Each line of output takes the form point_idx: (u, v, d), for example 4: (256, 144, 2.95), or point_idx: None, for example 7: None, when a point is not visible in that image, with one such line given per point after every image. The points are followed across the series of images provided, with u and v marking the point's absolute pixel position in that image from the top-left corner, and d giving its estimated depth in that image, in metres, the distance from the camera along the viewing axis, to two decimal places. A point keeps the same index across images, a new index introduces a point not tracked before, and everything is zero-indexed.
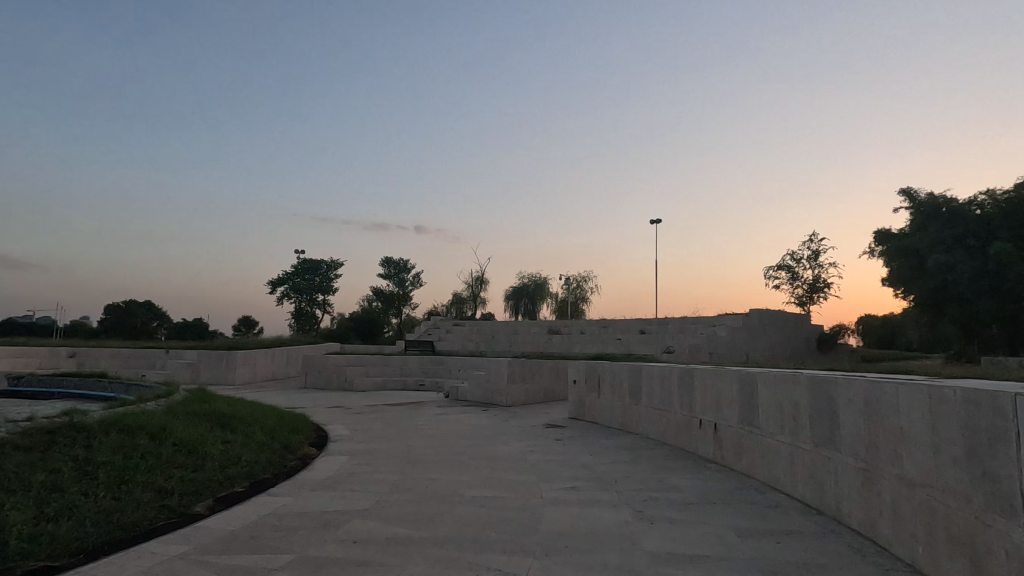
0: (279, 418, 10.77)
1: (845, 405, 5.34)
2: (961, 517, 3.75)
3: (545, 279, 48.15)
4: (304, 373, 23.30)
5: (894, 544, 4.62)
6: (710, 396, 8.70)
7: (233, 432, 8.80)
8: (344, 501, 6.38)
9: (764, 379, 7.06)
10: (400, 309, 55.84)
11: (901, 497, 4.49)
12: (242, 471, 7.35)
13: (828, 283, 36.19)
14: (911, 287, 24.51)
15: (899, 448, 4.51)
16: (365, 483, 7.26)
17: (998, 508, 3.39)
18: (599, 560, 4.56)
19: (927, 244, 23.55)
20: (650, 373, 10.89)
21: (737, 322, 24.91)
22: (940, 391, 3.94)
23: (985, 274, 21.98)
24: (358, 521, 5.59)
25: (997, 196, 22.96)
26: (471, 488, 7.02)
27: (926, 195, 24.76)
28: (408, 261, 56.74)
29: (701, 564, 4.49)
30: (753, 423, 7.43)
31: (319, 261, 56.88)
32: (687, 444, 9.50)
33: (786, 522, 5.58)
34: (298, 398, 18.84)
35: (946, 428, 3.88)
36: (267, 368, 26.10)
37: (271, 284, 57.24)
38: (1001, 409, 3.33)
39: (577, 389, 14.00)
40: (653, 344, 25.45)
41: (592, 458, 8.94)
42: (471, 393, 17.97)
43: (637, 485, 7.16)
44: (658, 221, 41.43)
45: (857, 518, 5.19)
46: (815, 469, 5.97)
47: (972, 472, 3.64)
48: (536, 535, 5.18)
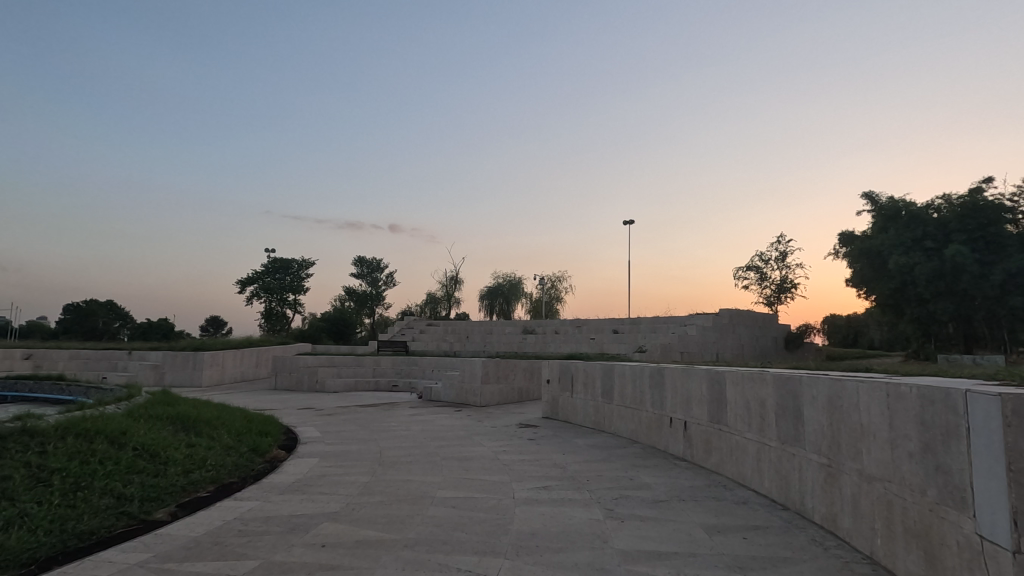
0: (247, 421, 10.52)
1: (809, 403, 5.47)
2: (917, 510, 3.88)
3: (519, 279, 48.33)
4: (274, 375, 22.88)
5: (854, 537, 4.75)
6: (680, 395, 8.83)
7: (198, 436, 8.56)
8: (313, 504, 6.27)
9: (732, 377, 7.19)
10: (373, 309, 55.34)
11: (861, 492, 4.63)
12: (206, 476, 7.16)
13: (795, 284, 37.14)
14: (873, 287, 25.30)
15: (859, 444, 4.65)
16: (335, 486, 7.14)
17: (951, 501, 3.52)
18: (570, 559, 4.57)
19: (887, 245, 24.36)
20: (622, 372, 11.01)
21: (707, 321, 25.39)
22: (897, 388, 4.06)
23: (942, 275, 22.83)
24: (327, 524, 5.50)
25: (953, 201, 23.89)
26: (443, 488, 6.99)
27: (887, 199, 25.65)
28: (381, 261, 56.30)
29: (670, 561, 4.55)
30: (722, 421, 7.56)
31: (291, 260, 55.84)
32: (658, 442, 9.62)
33: (752, 518, 5.70)
34: (267, 400, 18.48)
35: (902, 424, 4.02)
36: (236, 370, 25.54)
37: (240, 284, 55.96)
38: (953, 405, 3.46)
39: (550, 389, 14.06)
40: (626, 343, 25.75)
41: (564, 457, 8.99)
42: (444, 393, 17.90)
43: (608, 484, 7.22)
44: (630, 223, 42.00)
45: (820, 513, 5.33)
46: (780, 465, 6.11)
47: (927, 466, 3.77)
48: (507, 535, 5.18)
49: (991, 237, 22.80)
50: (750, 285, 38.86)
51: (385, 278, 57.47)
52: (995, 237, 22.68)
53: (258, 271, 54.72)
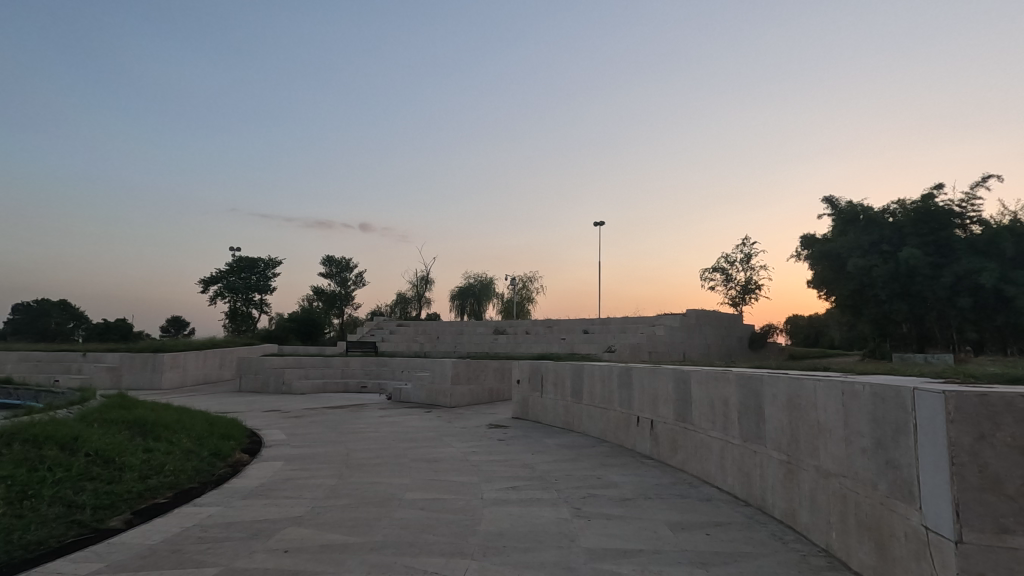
0: (209, 424, 10.22)
1: (770, 402, 5.62)
2: (869, 504, 4.04)
3: (490, 279, 48.32)
4: (239, 376, 22.30)
5: (811, 531, 4.92)
6: (647, 394, 8.96)
7: (157, 441, 8.28)
8: (276, 508, 6.14)
9: (698, 376, 7.33)
10: (342, 309, 54.53)
11: (818, 488, 4.79)
12: (165, 481, 6.92)
13: (759, 285, 38.15)
14: (833, 288, 26.20)
15: (817, 441, 4.80)
16: (301, 489, 7.02)
17: (900, 495, 3.67)
18: (537, 559, 4.59)
19: (846, 248, 25.22)
20: (591, 372, 11.12)
21: (675, 321, 25.83)
22: (851, 387, 4.22)
23: (897, 277, 23.76)
24: (291, 529, 5.40)
25: (907, 205, 24.92)
26: (411, 490, 6.94)
27: (846, 203, 26.58)
28: (350, 260, 55.56)
29: (634, 559, 4.62)
30: (688, 419, 7.71)
31: (256, 259, 54.44)
32: (626, 441, 9.74)
33: (715, 514, 5.83)
34: (230, 402, 18.05)
35: (856, 421, 4.17)
36: (198, 372, 24.78)
37: (204, 282, 54.39)
38: (903, 403, 3.61)
39: (520, 389, 14.10)
40: (596, 343, 26.02)
41: (534, 457, 9.02)
42: (414, 394, 17.79)
43: (577, 483, 7.29)
44: (601, 224, 42.50)
45: (780, 508, 5.48)
46: (743, 462, 6.26)
47: (878, 461, 3.92)
48: (475, 536, 5.18)
49: (942, 240, 23.85)
50: (716, 286, 39.73)
51: (354, 277, 56.71)
52: (946, 241, 23.70)
53: (221, 270, 53.21)
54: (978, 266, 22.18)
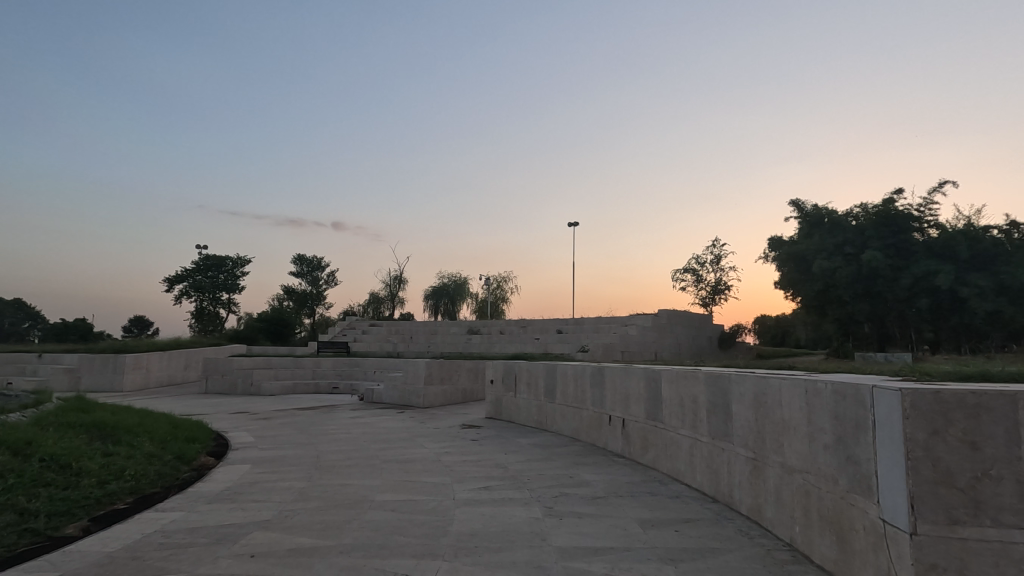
0: (172, 427, 9.92)
1: (738, 399, 5.74)
2: (830, 498, 4.16)
3: (465, 279, 48.16)
4: (205, 377, 21.73)
5: (776, 526, 5.04)
6: (619, 393, 9.05)
7: (117, 445, 8.00)
8: (242, 513, 5.99)
9: (668, 375, 7.44)
10: (314, 309, 53.65)
11: (783, 484, 4.91)
12: (125, 487, 6.69)
13: (729, 286, 38.94)
14: (799, 289, 26.94)
15: (782, 438, 4.92)
16: (268, 492, 6.87)
17: (859, 489, 3.79)
18: (508, 558, 4.59)
19: (812, 250, 25.96)
20: (564, 372, 11.19)
21: (647, 321, 26.17)
22: (814, 385, 4.34)
23: (859, 278, 24.54)
24: (258, 533, 5.28)
25: (869, 209, 25.75)
26: (383, 492, 6.86)
27: (811, 207, 27.36)
28: (322, 259, 54.66)
29: (605, 556, 4.66)
30: (658, 418, 7.82)
31: (224, 257, 53.08)
32: (598, 440, 9.83)
33: (684, 511, 5.93)
34: (196, 404, 17.57)
35: (819, 418, 4.29)
36: (161, 373, 24.06)
37: (169, 281, 52.81)
38: (862, 400, 3.73)
39: (494, 389, 14.09)
40: (569, 344, 26.19)
41: (506, 457, 9.02)
42: (387, 395, 17.62)
43: (550, 482, 7.33)
44: (575, 224, 42.84)
45: (746, 504, 5.60)
46: (711, 460, 6.38)
47: (839, 457, 4.04)
48: (447, 537, 5.16)
49: (902, 243, 24.72)
50: (687, 287, 40.39)
51: (326, 277, 55.82)
52: (906, 244, 24.57)
53: (187, 269, 51.78)
54: (935, 268, 23.02)
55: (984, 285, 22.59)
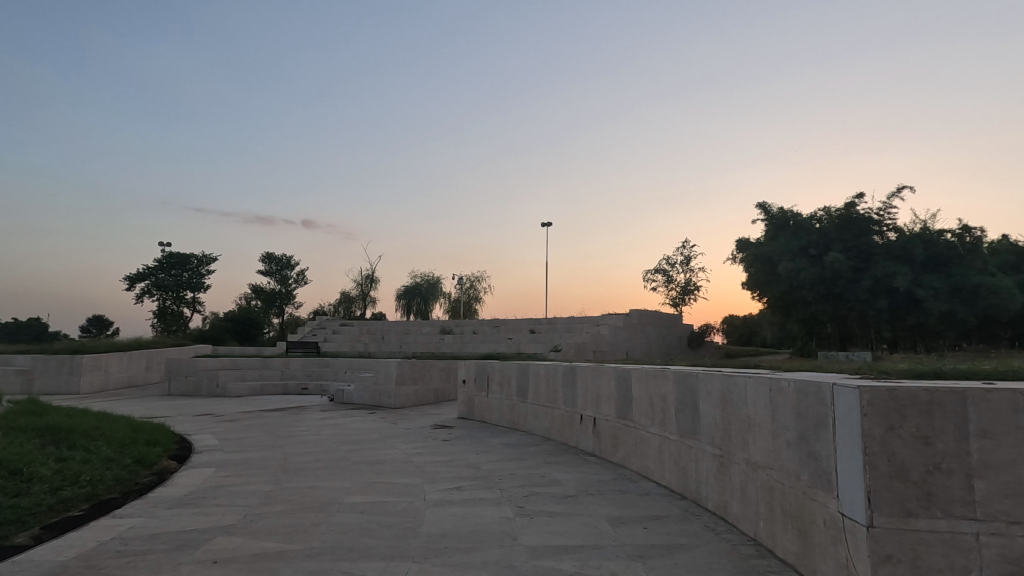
0: (132, 430, 9.59)
1: (705, 398, 5.85)
2: (792, 494, 4.27)
3: (437, 279, 47.89)
4: (168, 379, 21.08)
5: (741, 521, 5.15)
6: (591, 392, 9.13)
7: (72, 450, 7.69)
8: (205, 518, 5.83)
9: (638, 374, 7.53)
10: (282, 309, 52.59)
11: (748, 480, 5.01)
12: (80, 493, 6.44)
13: (698, 286, 39.67)
14: (765, 290, 27.64)
15: (747, 435, 5.03)
16: (233, 496, 6.70)
17: (820, 484, 3.90)
18: (478, 559, 4.58)
19: (778, 252, 26.66)
20: (536, 372, 11.22)
21: (619, 321, 26.47)
22: (778, 383, 4.45)
23: (822, 280, 25.26)
24: (221, 538, 5.15)
25: (832, 213, 26.55)
26: (351, 494, 6.76)
27: (777, 209, 28.11)
28: (291, 257, 53.60)
29: (574, 554, 4.69)
30: (629, 417, 7.90)
31: (188, 255, 51.57)
32: (570, 439, 9.89)
33: (653, 508, 6.01)
34: (157, 406, 17.03)
35: (782, 416, 4.41)
36: (121, 374, 23.25)
37: (130, 279, 51.07)
38: (823, 398, 3.84)
39: (466, 389, 14.04)
40: (541, 343, 26.30)
41: (478, 457, 9.00)
42: (357, 395, 17.39)
43: (521, 481, 7.35)
44: (548, 225, 42.99)
45: (713, 500, 5.71)
46: (679, 457, 6.49)
47: (802, 452, 4.15)
48: (417, 538, 5.11)
49: (863, 246, 25.54)
50: (658, 287, 40.97)
51: (295, 275, 54.77)
52: (866, 247, 25.41)
53: (150, 266, 50.17)
54: (894, 270, 23.93)
55: (938, 287, 23.53)
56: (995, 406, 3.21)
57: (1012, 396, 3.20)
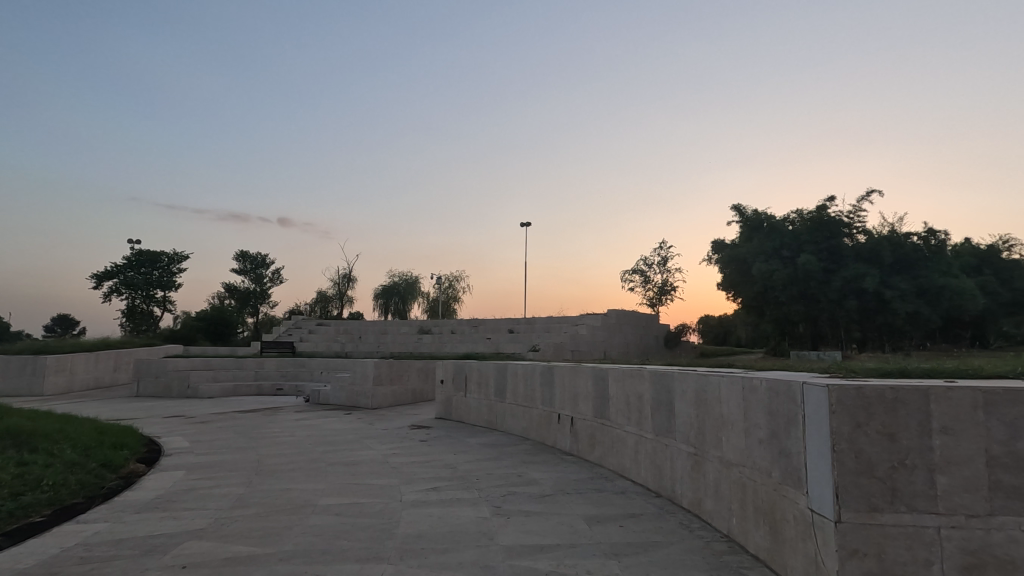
0: (98, 432, 9.32)
1: (680, 397, 5.92)
2: (764, 490, 4.35)
3: (416, 278, 47.60)
4: (137, 380, 20.53)
5: (715, 518, 5.23)
6: (568, 392, 9.16)
7: (34, 454, 7.44)
8: (174, 522, 5.68)
9: (615, 373, 7.58)
10: (257, 308, 51.68)
11: (721, 478, 5.09)
12: (42, 498, 6.23)
13: (674, 286, 40.17)
14: (740, 291, 28.21)
15: (720, 434, 5.11)
16: (204, 500, 6.56)
17: (790, 481, 3.98)
18: (454, 560, 4.56)
19: (752, 253, 27.18)
20: (515, 371, 11.22)
21: (597, 321, 26.65)
22: (751, 382, 4.53)
23: (795, 281, 25.80)
24: (191, 543, 5.04)
25: (804, 215, 27.20)
26: (326, 496, 6.68)
27: (752, 211, 28.68)
28: (266, 256, 52.70)
29: (550, 553, 4.70)
30: (605, 416, 7.96)
31: (158, 252, 50.28)
32: (547, 438, 9.91)
33: (628, 506, 6.06)
34: (126, 408, 16.58)
35: (754, 413, 4.49)
36: (88, 375, 22.56)
37: (97, 277, 49.61)
38: (793, 396, 3.92)
39: (444, 389, 13.98)
40: (520, 343, 26.32)
41: (456, 458, 8.97)
42: (334, 396, 17.18)
43: (498, 481, 7.35)
44: (527, 225, 43.04)
45: (688, 498, 5.78)
46: (655, 456, 6.55)
47: (772, 450, 4.23)
48: (392, 539, 5.07)
49: (834, 247, 26.21)
50: (636, 287, 41.39)
51: (270, 274, 53.85)
52: (836, 249, 26.03)
53: (118, 264, 48.76)
54: (863, 272, 24.55)
55: (905, 288, 24.26)
56: (956, 403, 3.32)
57: (971, 393, 3.31)
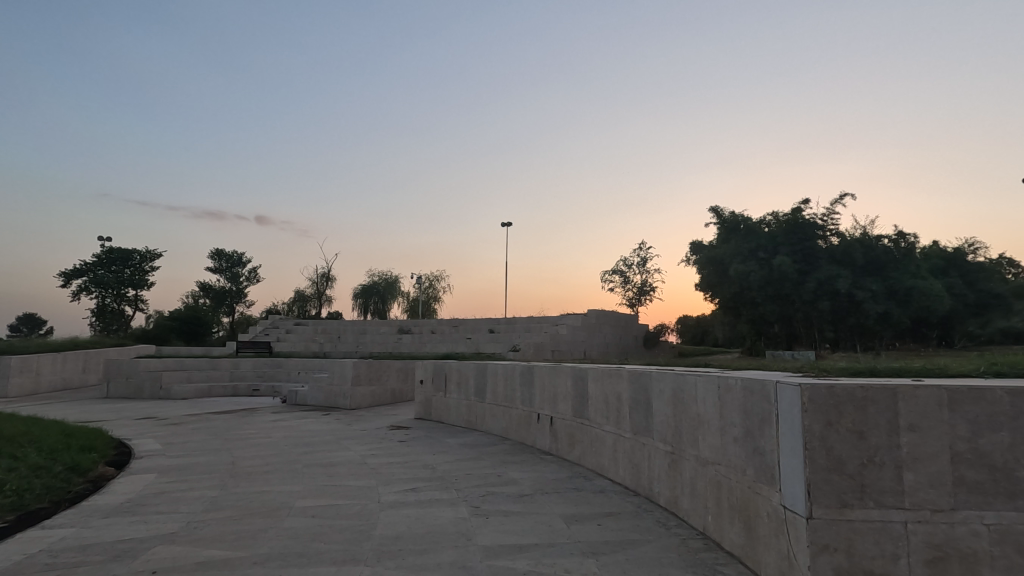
0: (64, 435, 9.04)
1: (658, 396, 5.98)
2: (738, 488, 4.42)
3: (395, 278, 47.25)
4: (107, 381, 19.99)
5: (691, 515, 5.30)
6: (548, 391, 9.19)
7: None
8: (144, 526, 5.54)
9: (594, 373, 7.63)
10: (232, 307, 50.75)
11: (698, 476, 5.16)
12: (5, 504, 6.01)
13: (653, 287, 40.58)
14: (717, 291, 28.65)
15: (697, 432, 5.18)
16: (176, 503, 6.41)
17: (764, 479, 4.06)
18: (432, 560, 4.54)
19: (729, 254, 27.63)
20: (494, 371, 11.21)
21: (577, 321, 26.78)
22: (726, 381, 4.59)
23: (770, 282, 26.31)
24: (162, 547, 4.92)
25: (779, 217, 27.73)
26: (303, 498, 6.58)
27: (729, 214, 29.14)
28: (242, 254, 51.78)
29: (528, 552, 4.72)
30: (585, 415, 8.00)
31: (130, 250, 49.01)
32: (527, 438, 9.92)
33: (606, 505, 6.11)
34: (94, 409, 16.14)
35: (730, 412, 4.55)
36: (55, 376, 21.90)
37: (66, 275, 48.17)
38: (767, 395, 3.99)
39: (424, 389, 13.91)
40: (500, 343, 26.32)
41: (434, 458, 8.93)
42: (311, 397, 16.97)
43: (477, 481, 7.33)
44: (507, 225, 42.96)
45: (665, 496, 5.85)
46: (633, 454, 6.61)
47: (747, 448, 4.30)
48: (370, 541, 5.02)
49: (808, 249, 26.77)
50: (615, 288, 41.70)
51: (247, 273, 52.94)
52: (811, 251, 26.58)
53: (87, 262, 47.46)
54: (836, 273, 25.13)
55: (876, 289, 24.92)
56: (922, 402, 3.41)
57: (937, 392, 3.41)
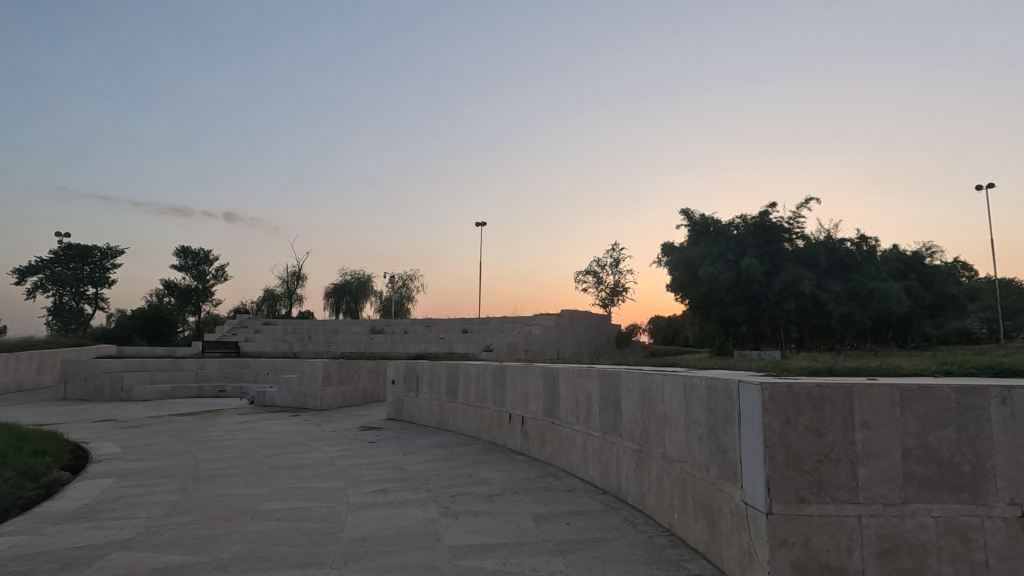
0: (15, 438, 8.68)
1: (626, 395, 6.05)
2: (702, 485, 4.51)
3: (368, 277, 46.71)
4: (64, 383, 19.24)
5: (657, 513, 5.38)
6: (519, 391, 9.22)
7: None
8: (99, 532, 5.37)
9: (564, 373, 7.68)
10: (199, 306, 49.42)
11: (664, 474, 5.23)
12: None
13: (626, 288, 41.06)
14: (687, 292, 29.14)
15: (663, 431, 5.26)
16: (136, 507, 6.23)
17: (726, 476, 4.15)
18: (399, 562, 4.51)
19: (699, 257, 28.11)
20: (467, 372, 11.17)
21: (550, 321, 26.90)
22: (692, 381, 4.68)
23: (738, 283, 26.90)
24: (119, 553, 4.78)
25: (748, 220, 28.29)
26: (269, 500, 6.46)
27: (699, 216, 29.59)
28: (209, 251, 50.49)
29: (497, 552, 4.73)
30: (555, 415, 8.05)
31: (89, 247, 47.23)
32: (498, 437, 9.92)
33: (575, 503, 6.17)
34: (49, 412, 15.50)
35: (695, 411, 4.64)
36: (7, 378, 20.98)
37: (20, 273, 46.17)
38: (730, 394, 4.08)
39: (395, 389, 13.79)
40: (473, 343, 26.27)
41: (405, 459, 8.85)
42: (279, 398, 16.63)
43: (447, 481, 7.31)
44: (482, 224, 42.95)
45: (632, 494, 5.92)
46: (602, 453, 6.68)
47: (711, 446, 4.39)
48: (336, 544, 4.95)
49: (775, 251, 27.42)
50: (588, 288, 42.03)
51: (214, 271, 51.60)
52: (777, 253, 27.25)
53: (44, 260, 45.58)
54: (801, 275, 25.85)
55: (838, 291, 25.73)
56: (875, 400, 3.54)
57: (889, 390, 3.54)
